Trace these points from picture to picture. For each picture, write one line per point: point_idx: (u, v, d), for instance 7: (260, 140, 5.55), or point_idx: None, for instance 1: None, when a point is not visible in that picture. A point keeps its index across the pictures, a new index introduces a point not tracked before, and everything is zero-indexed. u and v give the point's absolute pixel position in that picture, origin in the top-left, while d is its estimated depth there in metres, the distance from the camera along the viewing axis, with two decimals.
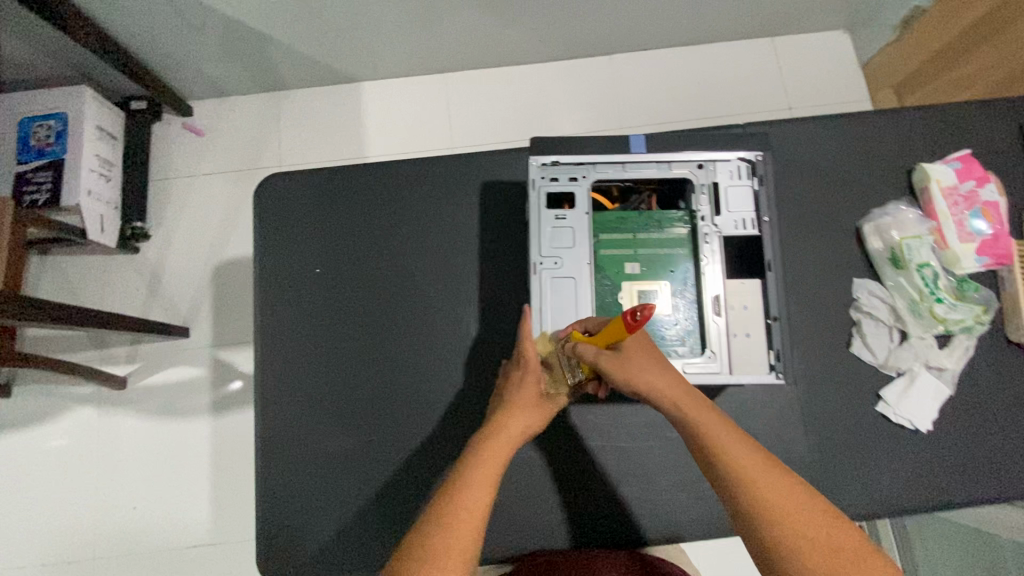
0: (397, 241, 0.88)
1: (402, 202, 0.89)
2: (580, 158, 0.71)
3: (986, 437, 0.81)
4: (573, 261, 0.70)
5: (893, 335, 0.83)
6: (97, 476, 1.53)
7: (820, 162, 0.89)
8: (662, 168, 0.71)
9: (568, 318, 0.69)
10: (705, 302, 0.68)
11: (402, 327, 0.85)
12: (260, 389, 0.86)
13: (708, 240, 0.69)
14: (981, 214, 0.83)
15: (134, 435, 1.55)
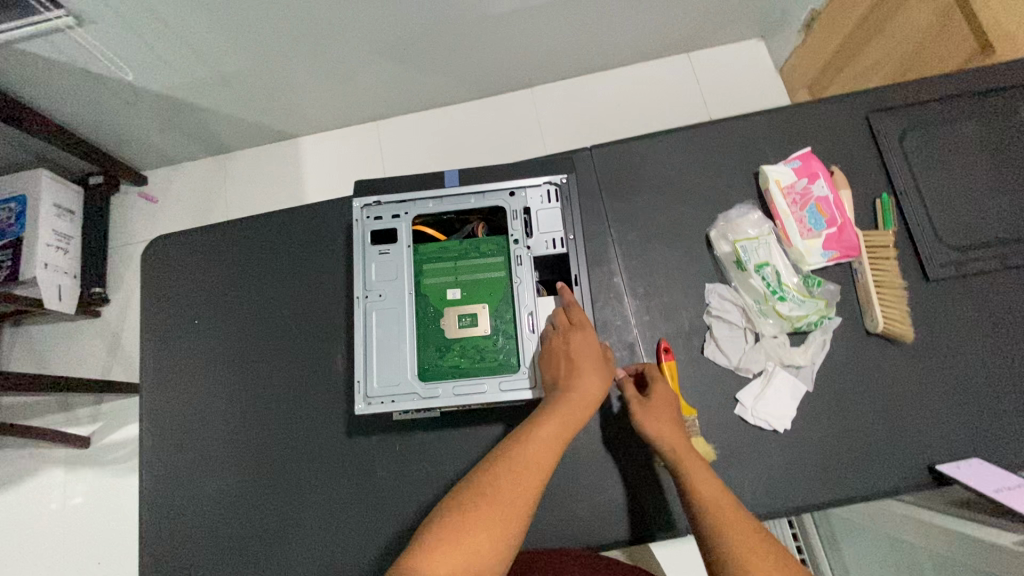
0: (269, 287, 0.94)
1: (274, 250, 0.95)
2: (400, 196, 0.77)
3: (848, 431, 0.80)
4: (397, 292, 0.74)
5: (747, 336, 0.84)
6: (65, 534, 1.59)
7: (666, 175, 0.93)
8: (478, 199, 0.77)
9: (392, 346, 0.72)
10: (521, 321, 0.72)
11: (272, 368, 0.91)
12: (148, 437, 0.91)
13: (522, 261, 0.74)
14: (818, 210, 0.84)
15: (100, 491, 1.62)
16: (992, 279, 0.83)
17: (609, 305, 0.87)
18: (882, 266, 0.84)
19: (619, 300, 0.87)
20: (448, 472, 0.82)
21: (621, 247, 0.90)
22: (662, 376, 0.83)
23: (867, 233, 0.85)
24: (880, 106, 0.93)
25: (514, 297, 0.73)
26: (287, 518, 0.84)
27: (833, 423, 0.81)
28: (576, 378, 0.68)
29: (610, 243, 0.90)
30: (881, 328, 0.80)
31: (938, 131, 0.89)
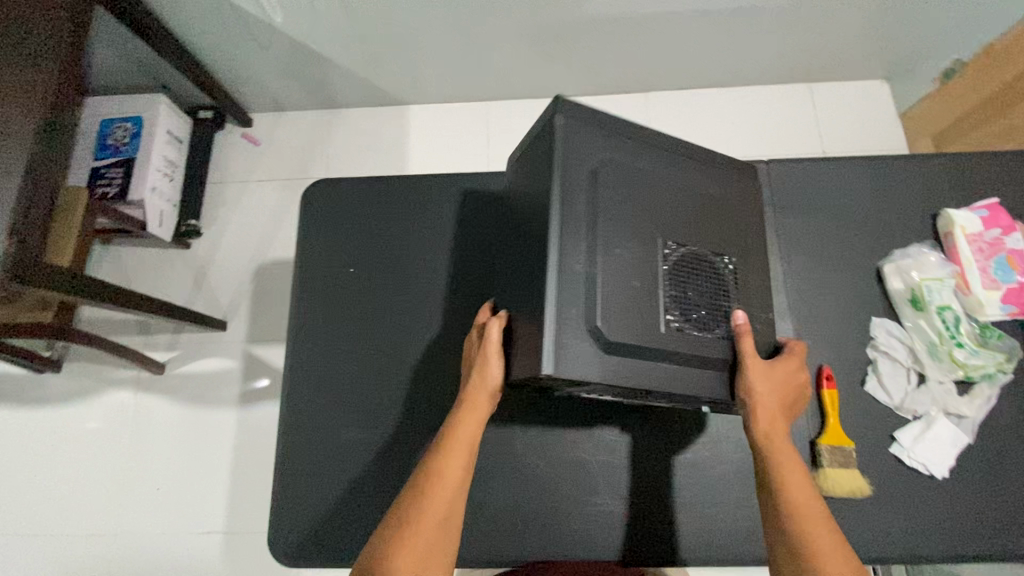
0: (432, 249, 0.93)
1: (462, 222, 0.94)
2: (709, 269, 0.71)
3: (1005, 490, 0.79)
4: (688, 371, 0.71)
5: (910, 377, 0.83)
6: (129, 456, 1.59)
7: (840, 202, 0.92)
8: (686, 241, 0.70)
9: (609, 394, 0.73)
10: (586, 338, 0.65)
11: (451, 330, 0.89)
12: (294, 376, 0.90)
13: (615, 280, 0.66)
14: (1006, 263, 0.82)
15: (165, 419, 1.62)
16: None
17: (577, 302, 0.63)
18: None
19: (782, 319, 0.86)
20: (585, 459, 0.84)
21: (788, 266, 0.89)
22: (822, 402, 0.82)
23: None
24: None
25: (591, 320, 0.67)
26: None
27: (991, 480, 0.79)
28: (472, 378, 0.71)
29: (776, 260, 0.89)
30: None
31: None
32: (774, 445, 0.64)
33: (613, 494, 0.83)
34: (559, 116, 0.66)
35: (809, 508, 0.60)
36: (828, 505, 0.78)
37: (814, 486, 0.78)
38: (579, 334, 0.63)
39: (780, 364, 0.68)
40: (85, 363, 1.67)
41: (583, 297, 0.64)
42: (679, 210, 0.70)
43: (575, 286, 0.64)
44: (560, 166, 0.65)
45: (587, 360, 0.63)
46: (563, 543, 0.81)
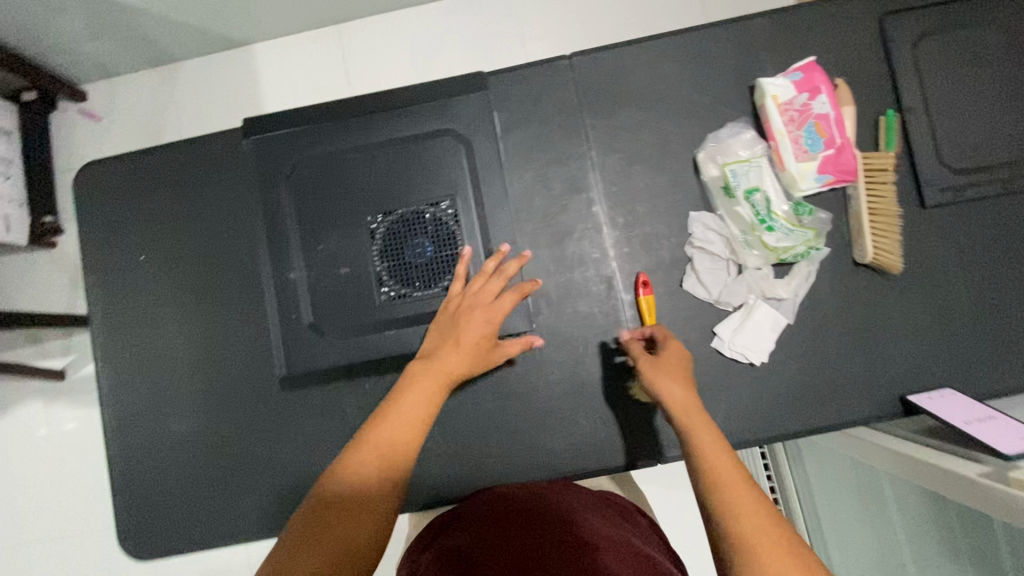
0: (220, 218, 0.85)
1: (246, 186, 0.84)
2: (444, 211, 0.65)
3: (827, 364, 0.79)
4: None
5: (729, 268, 0.79)
6: None
7: (652, 89, 0.83)
8: (416, 194, 0.66)
9: None
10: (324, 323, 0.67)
11: (256, 302, 0.83)
12: (106, 378, 0.85)
13: (347, 260, 0.66)
14: (816, 129, 0.76)
15: None
16: (990, 206, 0.79)
17: (297, 304, 0.66)
18: (879, 192, 0.78)
19: (598, 230, 0.82)
20: None
21: (602, 172, 0.83)
22: (639, 310, 0.79)
23: (864, 155, 0.79)
24: (891, 9, 0.83)
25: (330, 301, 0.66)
26: (260, 457, 0.82)
27: (813, 356, 0.79)
28: (457, 323, 0.61)
29: (589, 168, 0.83)
30: (870, 259, 0.76)
31: (951, 40, 0.81)
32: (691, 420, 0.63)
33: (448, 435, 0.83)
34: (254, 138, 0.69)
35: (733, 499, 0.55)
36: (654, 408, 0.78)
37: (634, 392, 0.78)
38: (304, 329, 0.66)
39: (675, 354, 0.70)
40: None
41: (302, 299, 0.66)
42: (388, 173, 0.66)
43: (292, 294, 0.66)
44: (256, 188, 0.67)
45: (303, 351, 0.66)
46: None
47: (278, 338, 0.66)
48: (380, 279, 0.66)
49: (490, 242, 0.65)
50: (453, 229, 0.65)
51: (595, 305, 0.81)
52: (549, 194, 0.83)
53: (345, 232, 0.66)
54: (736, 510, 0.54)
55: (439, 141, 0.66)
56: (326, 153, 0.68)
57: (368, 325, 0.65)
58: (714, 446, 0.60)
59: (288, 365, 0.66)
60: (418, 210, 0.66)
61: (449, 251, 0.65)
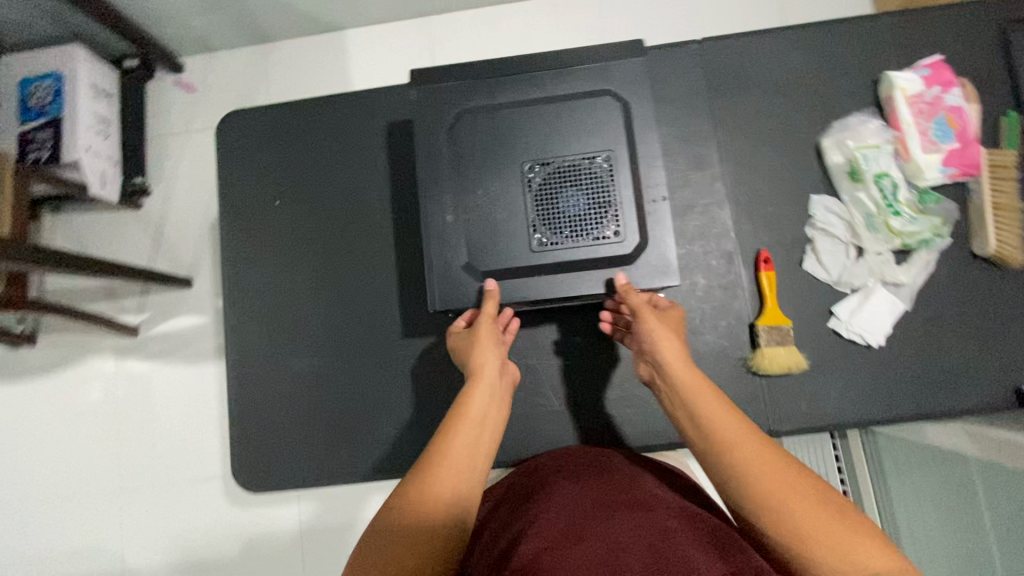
0: (356, 170, 0.89)
1: (383, 142, 0.88)
2: (599, 166, 0.69)
3: (942, 352, 0.80)
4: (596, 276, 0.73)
5: (849, 252, 0.82)
6: None
7: (778, 78, 0.87)
8: (573, 148, 0.69)
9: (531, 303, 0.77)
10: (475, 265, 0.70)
11: (383, 251, 0.87)
12: (232, 314, 0.89)
13: (503, 207, 0.69)
14: (945, 122, 0.79)
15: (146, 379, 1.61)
16: None
17: (451, 245, 0.69)
18: (1003, 188, 0.80)
19: (719, 207, 0.85)
20: (531, 364, 0.86)
21: (726, 153, 0.86)
22: (759, 285, 0.81)
23: (990, 151, 0.80)
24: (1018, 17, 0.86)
25: (484, 245, 0.69)
26: (376, 400, 0.84)
27: (928, 343, 0.80)
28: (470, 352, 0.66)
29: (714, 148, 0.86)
30: (992, 251, 0.78)
31: None
32: (698, 399, 0.60)
33: (559, 395, 0.85)
34: (416, 88, 0.73)
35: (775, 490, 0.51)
36: (768, 382, 0.80)
37: (751, 365, 0.80)
38: (458, 269, 0.69)
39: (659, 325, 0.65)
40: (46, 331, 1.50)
41: (456, 241, 0.69)
42: (546, 128, 0.70)
43: (448, 234, 0.69)
44: (419, 134, 0.71)
45: (456, 290, 0.69)
46: (515, 440, 0.84)
47: (432, 277, 0.69)
48: (533, 226, 0.69)
49: (642, 198, 0.68)
50: (607, 184, 0.68)
51: (713, 278, 0.83)
52: (674, 169, 0.86)
53: (501, 180, 0.70)
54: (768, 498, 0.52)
55: (599, 102, 0.70)
56: (488, 106, 0.72)
57: (519, 270, 0.69)
58: (727, 424, 0.57)
59: (441, 303, 0.69)
60: (574, 163, 0.69)
61: (601, 203, 0.68)
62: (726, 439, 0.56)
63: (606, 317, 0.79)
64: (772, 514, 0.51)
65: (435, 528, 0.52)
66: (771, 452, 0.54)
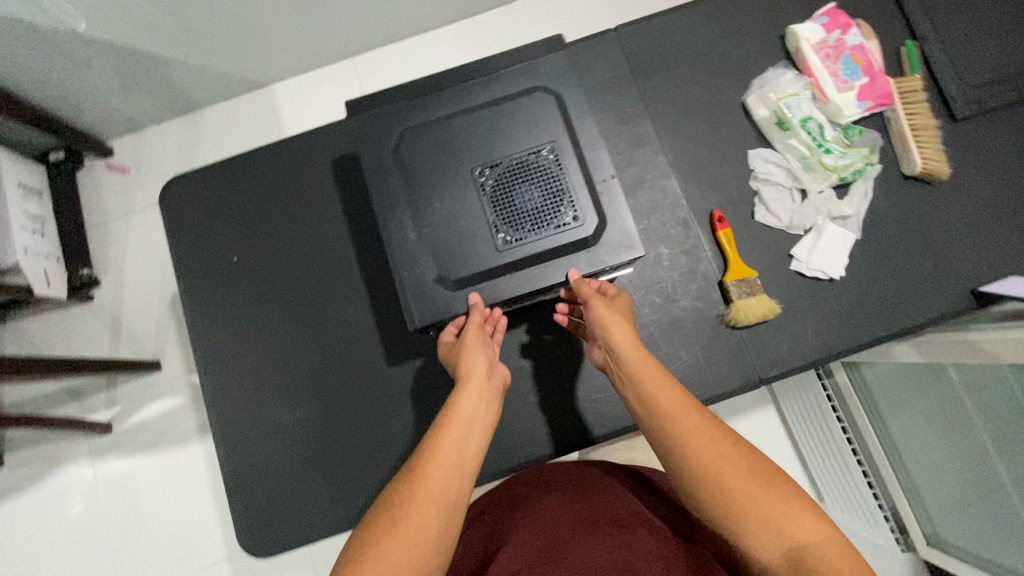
0: (310, 211, 0.88)
1: (332, 179, 0.89)
2: (546, 157, 0.71)
3: (898, 271, 0.84)
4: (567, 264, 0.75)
5: (794, 196, 0.86)
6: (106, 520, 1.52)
7: (693, 50, 0.91)
8: (518, 146, 0.71)
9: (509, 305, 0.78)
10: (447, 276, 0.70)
11: (352, 285, 0.86)
12: (209, 379, 0.87)
13: (462, 214, 0.70)
14: (851, 62, 0.85)
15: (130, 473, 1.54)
16: (1013, 113, 0.88)
17: (419, 261, 0.70)
18: (916, 111, 0.86)
19: (667, 179, 0.88)
20: (521, 365, 0.86)
21: (662, 127, 0.90)
22: (720, 243, 0.85)
23: (898, 82, 0.87)
24: None
25: (451, 255, 0.70)
26: (373, 434, 0.83)
27: (884, 265, 0.85)
28: (458, 364, 0.67)
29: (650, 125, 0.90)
30: (920, 170, 0.83)
31: None
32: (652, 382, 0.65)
33: (554, 390, 0.85)
34: (355, 118, 0.74)
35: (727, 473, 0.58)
36: (748, 333, 0.83)
37: (729, 320, 0.82)
38: (431, 283, 0.69)
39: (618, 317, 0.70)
40: (14, 448, 1.41)
41: (422, 256, 0.70)
42: (488, 131, 0.72)
43: (413, 251, 0.70)
44: (366, 159, 0.72)
45: (432, 304, 0.69)
46: (520, 443, 0.84)
47: (406, 296, 0.69)
48: (494, 227, 0.70)
49: (593, 179, 0.70)
50: (557, 174, 0.71)
51: (675, 246, 0.86)
52: (616, 152, 0.89)
53: (455, 188, 0.71)
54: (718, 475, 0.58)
55: (533, 97, 0.72)
56: (428, 121, 0.73)
57: (489, 272, 0.69)
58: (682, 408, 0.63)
59: (419, 319, 0.69)
60: (522, 159, 0.71)
61: (555, 192, 0.70)
62: (676, 428, 0.61)
63: (561, 309, 0.80)
64: (711, 491, 0.58)
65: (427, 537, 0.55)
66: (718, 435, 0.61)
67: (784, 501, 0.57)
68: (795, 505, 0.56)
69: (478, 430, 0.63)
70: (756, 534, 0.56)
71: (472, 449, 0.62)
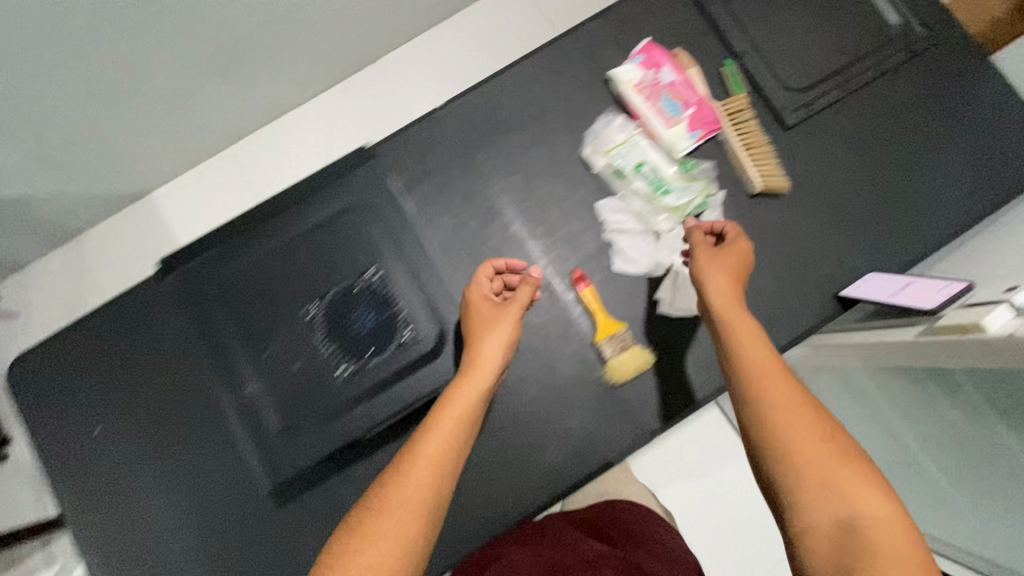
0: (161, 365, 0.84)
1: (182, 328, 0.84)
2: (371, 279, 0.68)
3: (763, 290, 0.85)
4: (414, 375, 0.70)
5: (648, 239, 0.86)
6: None
7: (523, 112, 0.90)
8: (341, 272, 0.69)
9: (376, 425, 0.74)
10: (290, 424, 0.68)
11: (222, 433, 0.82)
12: (99, 565, 0.82)
13: (294, 359, 0.68)
14: (672, 97, 0.85)
15: None
16: (839, 111, 0.90)
17: (260, 417, 0.67)
18: (746, 130, 0.87)
19: (521, 248, 0.87)
20: None
21: (507, 196, 0.89)
22: (584, 303, 0.84)
23: (726, 100, 0.87)
24: None
25: (290, 402, 0.67)
26: None
27: (748, 288, 0.85)
28: (474, 344, 0.65)
29: (495, 196, 0.89)
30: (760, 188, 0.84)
31: None
32: (733, 320, 0.65)
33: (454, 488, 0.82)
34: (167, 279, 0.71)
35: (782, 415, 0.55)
36: (633, 386, 0.82)
37: (608, 379, 0.82)
38: (277, 437, 0.67)
39: (734, 258, 0.70)
40: None
41: (265, 409, 0.67)
42: (312, 261, 0.69)
43: (252, 408, 0.68)
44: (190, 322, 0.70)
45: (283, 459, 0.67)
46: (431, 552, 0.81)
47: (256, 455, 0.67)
48: (332, 363, 0.68)
49: (422, 290, 0.68)
50: (386, 293, 0.68)
51: (543, 313, 0.85)
52: (466, 231, 0.87)
53: (284, 330, 0.68)
54: (779, 424, 0.55)
55: (351, 213, 0.70)
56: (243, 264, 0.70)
57: (334, 411, 0.67)
58: (755, 349, 0.62)
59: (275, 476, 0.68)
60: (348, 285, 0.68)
61: (387, 313, 0.68)
62: (750, 373, 0.60)
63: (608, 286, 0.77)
64: (774, 444, 0.54)
65: (406, 520, 0.51)
66: (796, 390, 0.58)
67: (855, 470, 0.51)
68: (865, 476, 0.51)
69: (472, 421, 0.60)
70: (808, 492, 0.51)
71: (461, 438, 0.58)
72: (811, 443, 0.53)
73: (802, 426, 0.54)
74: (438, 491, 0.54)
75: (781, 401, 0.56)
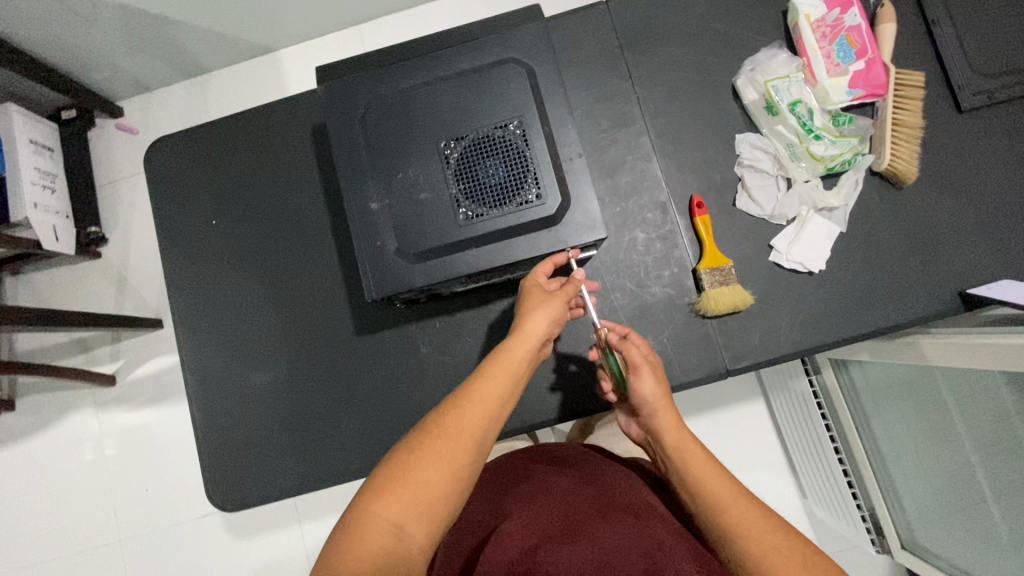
0: (273, 178, 0.89)
1: (311, 145, 0.89)
2: (517, 131, 0.69)
3: (886, 264, 0.81)
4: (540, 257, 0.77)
5: (779, 184, 0.83)
6: (99, 486, 1.41)
7: (687, 27, 0.87)
8: (490, 118, 0.69)
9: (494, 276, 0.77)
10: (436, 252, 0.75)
11: (321, 251, 0.88)
12: (185, 338, 0.89)
13: (420, 190, 0.69)
14: (848, 42, 0.80)
15: (114, 428, 1.43)
16: None
17: (380, 233, 0.69)
18: (905, 106, 0.81)
19: (648, 160, 0.85)
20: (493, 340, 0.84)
21: (647, 105, 0.86)
22: (697, 231, 0.82)
23: (899, 72, 0.82)
24: None
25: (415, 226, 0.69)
26: (341, 395, 0.85)
27: (868, 259, 0.81)
28: (520, 317, 0.65)
29: (635, 102, 0.86)
30: (885, 167, 0.80)
31: None
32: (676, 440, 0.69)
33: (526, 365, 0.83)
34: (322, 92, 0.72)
35: (756, 546, 0.58)
36: (722, 321, 0.81)
37: (698, 309, 0.80)
38: (390, 255, 0.69)
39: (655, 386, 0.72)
40: (27, 394, 1.45)
41: (384, 228, 0.70)
42: (456, 107, 0.70)
43: (372, 222, 0.70)
44: (333, 130, 0.71)
45: (390, 276, 0.69)
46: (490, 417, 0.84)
47: (365, 259, 0.69)
48: (458, 203, 0.69)
49: (558, 156, 0.69)
50: (524, 150, 0.69)
51: (652, 230, 0.84)
52: (599, 130, 0.86)
53: (427, 157, 0.70)
54: (731, 525, 0.61)
55: (502, 70, 0.70)
56: (402, 90, 0.71)
57: (445, 246, 0.69)
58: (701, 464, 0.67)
59: (375, 290, 0.70)
60: (494, 135, 0.69)
61: (520, 170, 0.68)
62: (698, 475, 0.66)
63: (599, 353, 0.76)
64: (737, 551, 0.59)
65: (431, 491, 0.54)
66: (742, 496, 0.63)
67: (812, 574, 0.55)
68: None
69: (500, 410, 0.61)
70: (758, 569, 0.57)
71: (486, 426, 0.59)
72: (764, 538, 0.59)
73: (743, 522, 0.60)
74: (461, 481, 0.56)
75: (769, 543, 0.58)
